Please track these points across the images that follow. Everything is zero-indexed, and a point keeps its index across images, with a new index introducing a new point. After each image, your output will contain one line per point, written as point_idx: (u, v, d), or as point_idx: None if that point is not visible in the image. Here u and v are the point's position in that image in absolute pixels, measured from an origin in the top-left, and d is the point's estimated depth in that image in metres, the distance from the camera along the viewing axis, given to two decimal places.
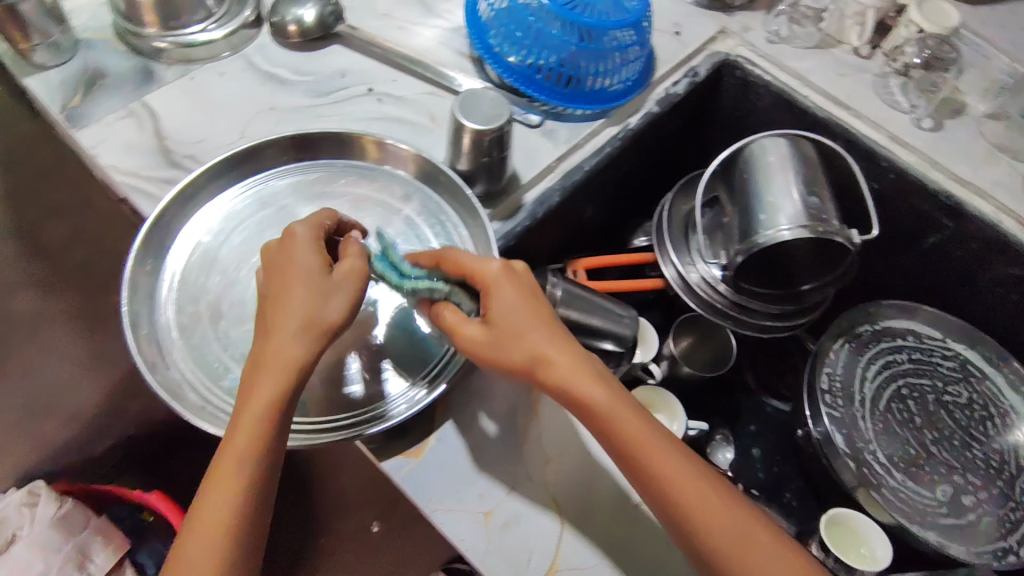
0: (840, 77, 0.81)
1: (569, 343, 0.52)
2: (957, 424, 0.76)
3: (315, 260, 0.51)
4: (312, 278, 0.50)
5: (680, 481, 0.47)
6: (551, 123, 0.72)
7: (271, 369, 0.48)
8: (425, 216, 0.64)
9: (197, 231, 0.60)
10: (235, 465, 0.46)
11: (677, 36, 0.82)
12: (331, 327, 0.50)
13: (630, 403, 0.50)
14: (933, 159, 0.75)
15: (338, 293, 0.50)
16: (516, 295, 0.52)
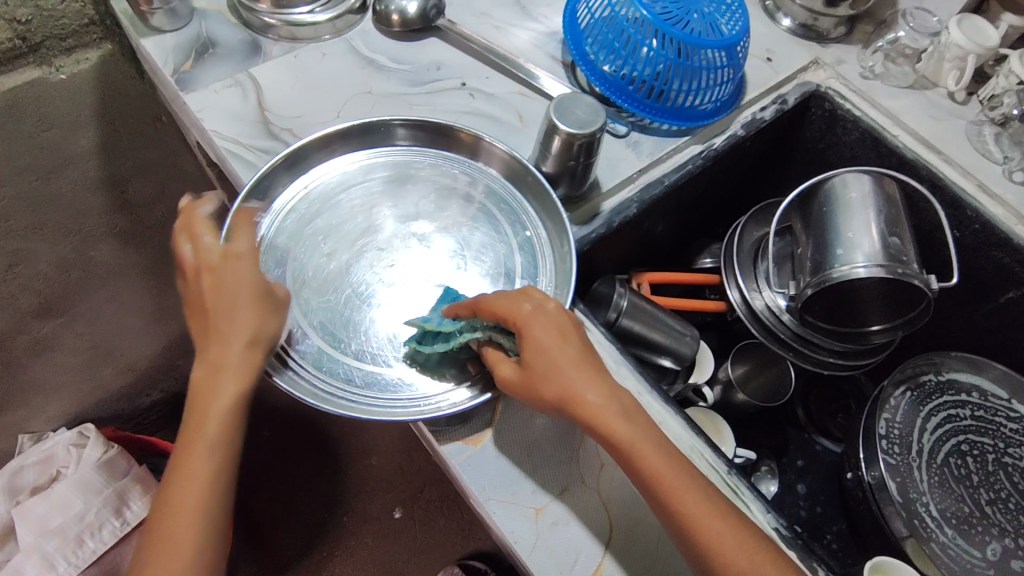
0: (932, 120, 0.80)
1: (599, 384, 0.49)
2: (1015, 487, 0.74)
3: (255, 275, 0.52)
4: (254, 288, 0.51)
5: (703, 526, 0.45)
6: (637, 134, 0.73)
7: (228, 371, 0.50)
8: (505, 211, 0.66)
9: (291, 199, 0.63)
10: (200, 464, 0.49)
11: (769, 63, 0.82)
12: (275, 336, 0.52)
13: (656, 438, 0.48)
14: (1021, 214, 0.73)
15: (275, 303, 0.53)
16: (544, 334, 0.49)
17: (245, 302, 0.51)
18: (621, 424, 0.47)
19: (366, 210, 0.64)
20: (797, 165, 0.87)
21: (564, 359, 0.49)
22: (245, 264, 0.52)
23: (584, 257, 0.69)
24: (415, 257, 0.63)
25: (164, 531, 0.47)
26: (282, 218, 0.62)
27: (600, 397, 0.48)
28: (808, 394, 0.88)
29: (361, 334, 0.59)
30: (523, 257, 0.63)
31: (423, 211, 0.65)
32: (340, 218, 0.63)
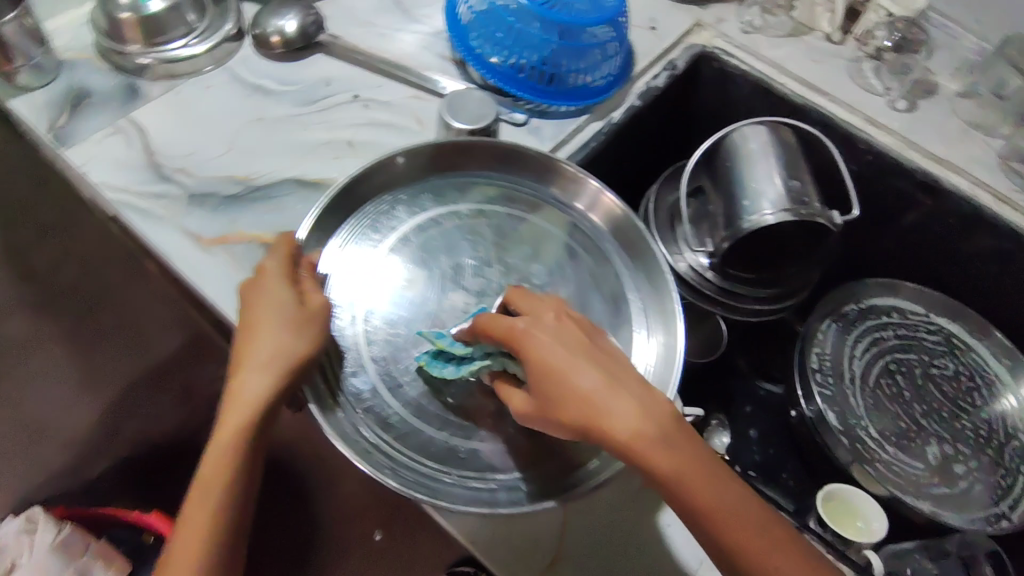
0: (813, 63, 0.83)
1: (635, 405, 0.48)
2: (945, 396, 0.78)
3: (287, 291, 0.53)
4: (285, 311, 0.52)
5: (756, 548, 0.44)
6: (536, 121, 0.73)
7: (241, 394, 0.51)
8: (584, 252, 0.65)
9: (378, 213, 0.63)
10: (210, 479, 0.51)
11: (654, 31, 0.83)
12: (296, 354, 0.51)
13: (700, 459, 0.47)
14: (908, 139, 0.78)
15: (307, 326, 0.52)
16: (563, 354, 0.49)
17: (270, 325, 0.52)
18: (664, 451, 0.46)
19: (449, 228, 0.63)
20: (698, 127, 0.89)
21: (592, 383, 0.48)
22: (271, 282, 0.54)
23: None
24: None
25: (174, 547, 0.50)
26: (376, 235, 0.62)
27: (643, 423, 0.47)
28: (747, 343, 0.91)
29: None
30: (595, 301, 0.62)
31: (499, 233, 0.64)
32: (430, 245, 0.62)
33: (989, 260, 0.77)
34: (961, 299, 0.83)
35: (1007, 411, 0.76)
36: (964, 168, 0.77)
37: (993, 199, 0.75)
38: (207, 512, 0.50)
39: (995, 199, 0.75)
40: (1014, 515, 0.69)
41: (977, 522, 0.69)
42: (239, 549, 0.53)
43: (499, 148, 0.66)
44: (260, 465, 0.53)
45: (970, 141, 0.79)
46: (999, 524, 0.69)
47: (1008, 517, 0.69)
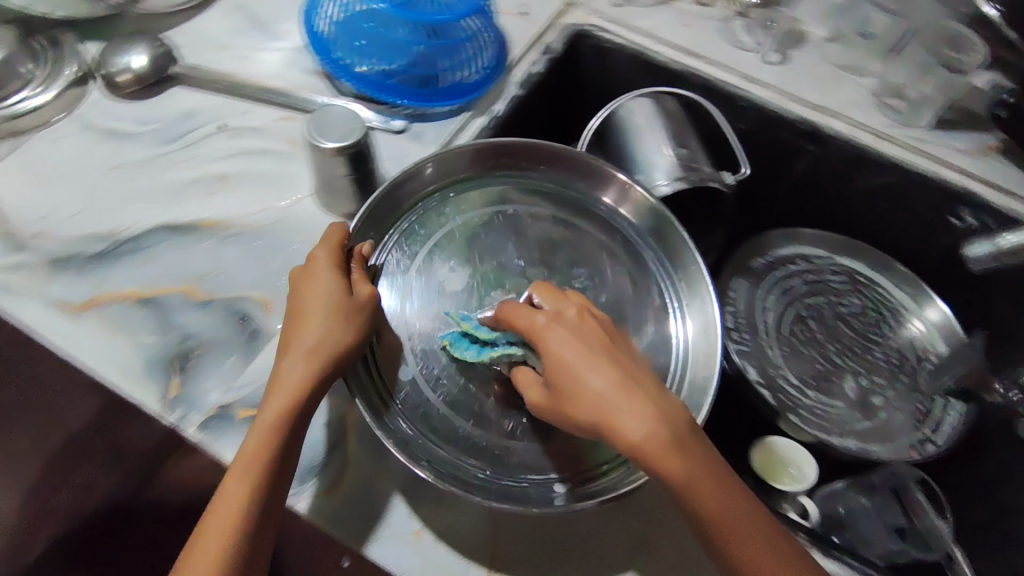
0: (686, 28, 0.83)
1: (649, 409, 0.46)
2: (856, 331, 0.81)
3: (336, 280, 0.52)
4: (333, 300, 0.51)
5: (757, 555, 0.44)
6: (417, 125, 0.70)
7: (282, 384, 0.48)
8: (615, 242, 0.64)
9: (419, 207, 0.63)
10: (241, 474, 0.46)
11: (525, 16, 0.82)
12: (341, 344, 0.49)
13: (710, 467, 0.46)
14: (785, 91, 0.79)
15: (352, 315, 0.51)
16: (579, 351, 0.48)
17: (316, 312, 0.50)
18: (676, 455, 0.44)
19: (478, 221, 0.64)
20: (585, 105, 0.89)
21: (607, 384, 0.46)
22: (317, 271, 0.52)
23: None
24: (210, 320, 0.57)
25: (199, 541, 0.44)
26: (416, 229, 0.62)
27: (658, 430, 0.45)
28: None
29: (173, 410, 0.52)
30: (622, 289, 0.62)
31: (526, 224, 0.64)
32: (462, 243, 0.62)
33: (879, 196, 0.80)
34: (857, 236, 0.86)
35: (914, 336, 0.80)
36: (841, 111, 0.79)
37: (873, 137, 0.77)
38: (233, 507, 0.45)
39: (874, 136, 0.77)
40: (937, 437, 0.72)
41: (903, 448, 0.72)
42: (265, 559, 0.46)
43: (531, 147, 0.64)
44: (294, 466, 0.48)
45: (844, 84, 0.81)
46: (924, 449, 0.72)
47: (931, 441, 0.72)
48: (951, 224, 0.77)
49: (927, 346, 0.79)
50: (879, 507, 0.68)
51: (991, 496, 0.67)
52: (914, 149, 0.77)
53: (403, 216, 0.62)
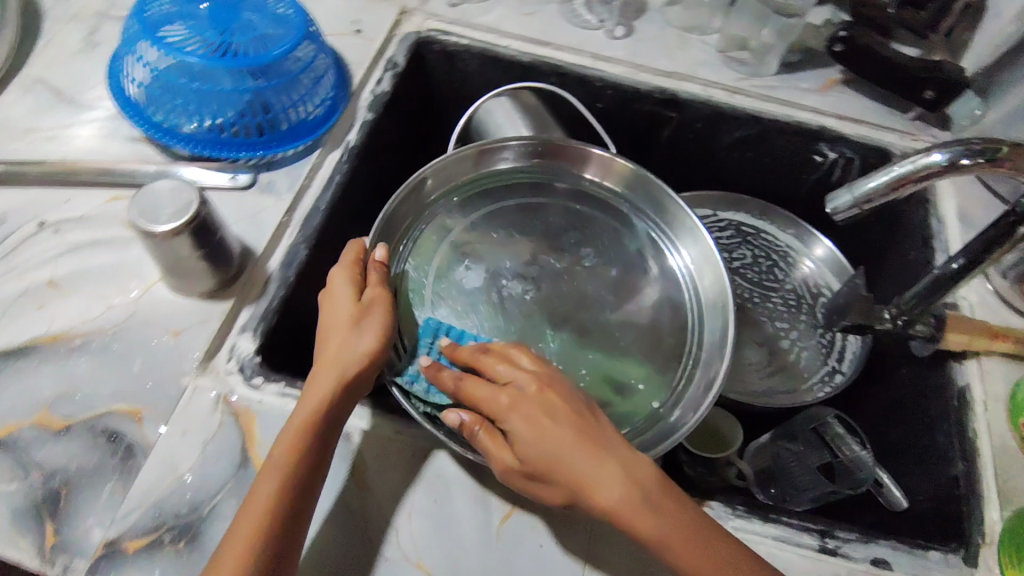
0: (528, 17, 0.81)
1: (621, 482, 0.45)
2: (754, 282, 0.84)
3: (354, 289, 0.54)
4: (352, 307, 0.53)
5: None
6: (266, 175, 0.65)
7: (314, 386, 0.50)
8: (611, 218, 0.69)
9: (431, 212, 0.66)
10: (271, 471, 0.46)
11: (360, 34, 0.77)
12: (367, 344, 0.51)
13: (687, 527, 0.46)
14: (636, 64, 0.79)
15: (369, 320, 0.52)
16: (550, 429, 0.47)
17: (336, 321, 0.53)
18: (648, 518, 0.45)
19: (486, 217, 0.68)
20: (444, 113, 0.85)
21: (582, 463, 0.46)
22: (340, 284, 0.55)
23: (288, 331, 0.60)
24: (74, 448, 0.51)
25: (228, 539, 0.45)
26: (434, 233, 0.65)
27: (630, 503, 0.45)
28: None
29: (53, 562, 0.47)
30: (624, 257, 0.68)
31: (528, 213, 0.69)
32: (478, 240, 0.67)
33: (744, 148, 0.81)
34: (737, 189, 0.88)
35: (807, 275, 0.83)
36: (693, 74, 0.79)
37: (727, 94, 0.78)
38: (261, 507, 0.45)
39: (728, 92, 0.79)
40: (844, 366, 0.77)
41: (816, 388, 0.76)
42: (292, 564, 0.46)
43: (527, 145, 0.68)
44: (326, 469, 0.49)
45: (690, 46, 0.81)
46: (834, 380, 0.76)
47: (840, 371, 0.77)
48: (815, 160, 0.80)
49: (821, 283, 0.82)
50: (808, 449, 0.71)
51: (902, 412, 0.70)
52: (768, 98, 0.79)
53: (420, 223, 0.65)
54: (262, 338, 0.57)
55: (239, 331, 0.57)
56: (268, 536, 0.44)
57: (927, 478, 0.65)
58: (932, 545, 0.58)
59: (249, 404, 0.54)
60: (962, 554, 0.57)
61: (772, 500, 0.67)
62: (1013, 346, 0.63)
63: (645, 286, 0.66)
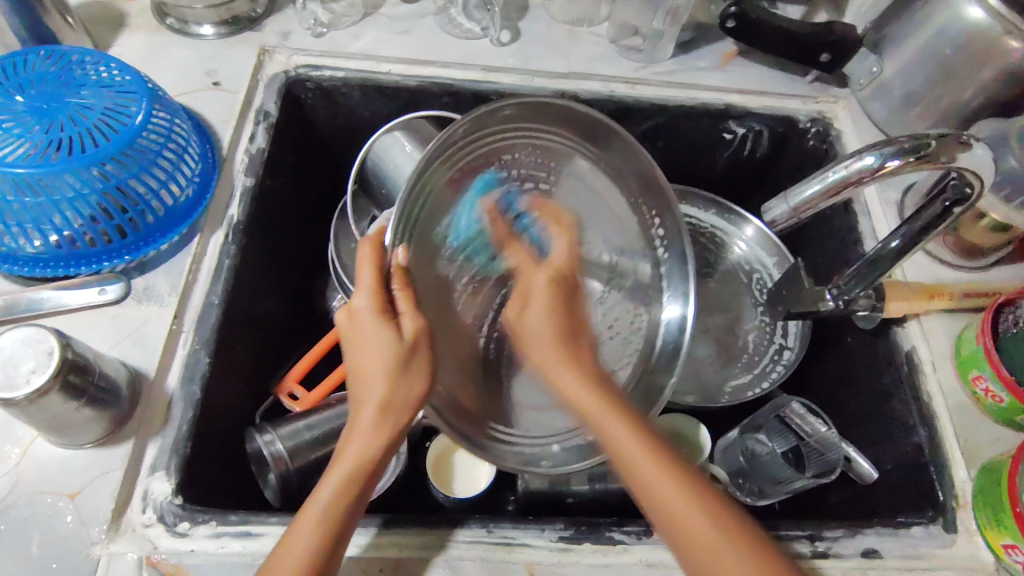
0: (404, 35, 0.74)
1: (580, 372, 0.51)
2: (687, 270, 0.81)
3: (388, 326, 0.45)
4: (393, 338, 0.45)
5: (690, 528, 0.43)
6: (141, 280, 0.57)
7: (361, 428, 0.45)
8: (617, 208, 0.59)
9: (479, 169, 0.53)
10: (314, 509, 0.43)
11: (219, 86, 0.67)
12: (415, 392, 0.45)
13: (666, 455, 0.46)
14: (530, 71, 0.74)
15: (417, 361, 0.45)
16: (540, 313, 0.53)
17: (375, 360, 0.45)
18: (614, 423, 0.47)
19: (519, 184, 0.56)
20: (335, 154, 0.77)
21: (583, 395, 0.49)
22: (372, 318, 0.46)
23: (204, 454, 0.53)
24: None
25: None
26: (470, 200, 0.53)
27: (584, 393, 0.49)
28: None
29: None
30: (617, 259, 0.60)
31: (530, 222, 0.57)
32: (504, 214, 0.55)
33: (654, 138, 0.78)
34: None
35: (738, 254, 0.81)
36: (590, 71, 0.75)
37: (628, 86, 0.75)
38: (309, 524, 0.43)
39: (629, 85, 0.75)
40: (793, 342, 0.75)
41: (769, 370, 0.75)
42: None
43: (577, 119, 0.55)
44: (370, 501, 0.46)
45: (581, 41, 0.77)
46: (784, 358, 0.75)
47: (789, 348, 0.75)
48: (725, 138, 0.78)
49: (754, 260, 0.80)
50: (774, 440, 0.70)
51: (855, 382, 0.70)
52: (670, 85, 0.75)
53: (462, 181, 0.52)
54: (178, 475, 0.50)
55: (148, 473, 0.49)
56: None
57: (891, 445, 0.64)
58: (912, 519, 0.58)
59: (177, 558, 0.47)
60: (941, 523, 0.57)
61: (752, 499, 0.67)
62: (951, 302, 0.64)
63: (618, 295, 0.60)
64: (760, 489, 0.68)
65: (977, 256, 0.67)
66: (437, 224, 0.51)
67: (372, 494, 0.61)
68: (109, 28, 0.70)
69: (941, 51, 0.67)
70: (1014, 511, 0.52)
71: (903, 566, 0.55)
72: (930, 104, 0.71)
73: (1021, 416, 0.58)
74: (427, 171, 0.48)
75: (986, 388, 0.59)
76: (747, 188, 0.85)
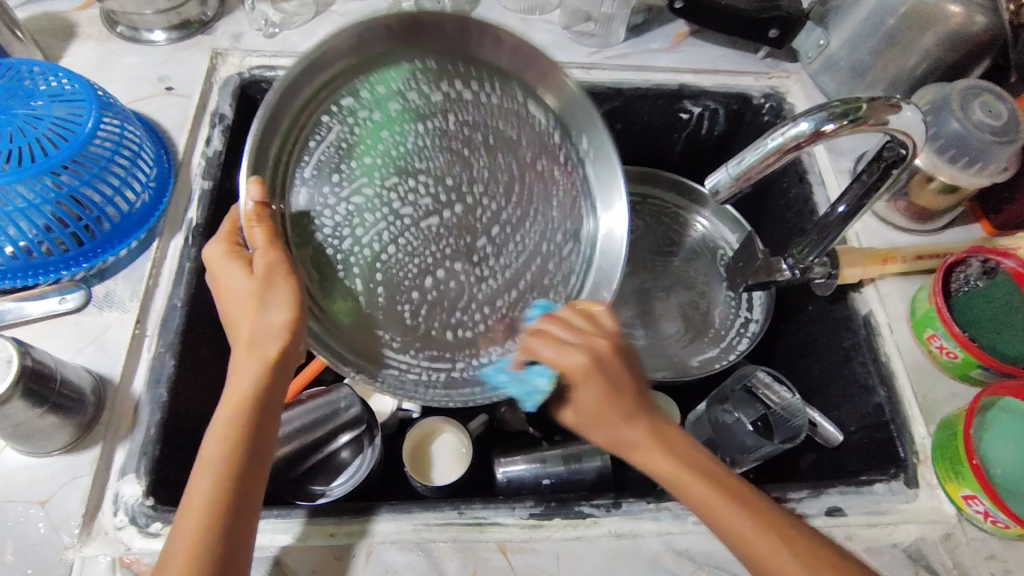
0: None
1: (607, 391, 0.48)
2: (653, 250, 0.82)
3: (239, 274, 0.46)
4: (246, 278, 0.46)
5: (765, 554, 0.44)
6: (101, 287, 0.57)
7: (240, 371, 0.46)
8: (525, 114, 0.58)
9: (337, 101, 0.53)
10: (205, 448, 0.44)
11: (171, 92, 0.68)
12: (281, 326, 0.45)
13: (688, 457, 0.47)
14: None
15: (272, 294, 0.45)
16: (595, 388, 0.48)
17: (237, 305, 0.47)
18: (588, 394, 0.48)
19: (406, 108, 0.55)
20: None
21: (591, 392, 0.47)
22: (234, 272, 0.47)
23: (172, 454, 0.53)
24: None
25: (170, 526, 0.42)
26: (338, 133, 0.53)
27: (592, 391, 0.47)
28: None
29: None
30: (534, 162, 0.59)
31: (444, 164, 0.57)
32: (393, 146, 0.55)
33: (612, 121, 0.79)
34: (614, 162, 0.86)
35: (702, 232, 0.83)
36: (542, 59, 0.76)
37: (581, 71, 0.76)
38: (205, 468, 0.43)
39: (582, 69, 0.76)
40: (757, 314, 0.77)
41: (735, 343, 0.76)
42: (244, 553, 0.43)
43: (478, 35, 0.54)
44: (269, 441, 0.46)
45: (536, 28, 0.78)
46: (749, 330, 0.76)
47: (753, 320, 0.77)
48: (682, 118, 0.79)
49: (717, 238, 0.82)
50: (741, 409, 0.70)
51: (817, 347, 0.71)
52: (624, 68, 0.77)
53: (324, 108, 0.52)
54: (148, 477, 0.50)
55: (118, 477, 0.50)
56: (210, 531, 0.41)
57: (853, 407, 0.66)
58: (874, 477, 0.59)
59: (150, 558, 0.47)
60: (902, 478, 0.58)
61: (726, 469, 0.68)
62: (903, 265, 0.65)
63: (564, 195, 0.60)
64: (731, 459, 0.69)
65: (928, 220, 0.68)
66: (297, 146, 0.51)
67: (351, 486, 0.60)
68: (60, 39, 0.70)
69: (886, 20, 0.69)
70: (970, 461, 0.54)
71: (867, 522, 0.56)
72: (879, 73, 0.72)
73: (975, 369, 0.59)
74: (278, 110, 0.49)
75: (941, 346, 0.61)
76: (706, 167, 0.86)
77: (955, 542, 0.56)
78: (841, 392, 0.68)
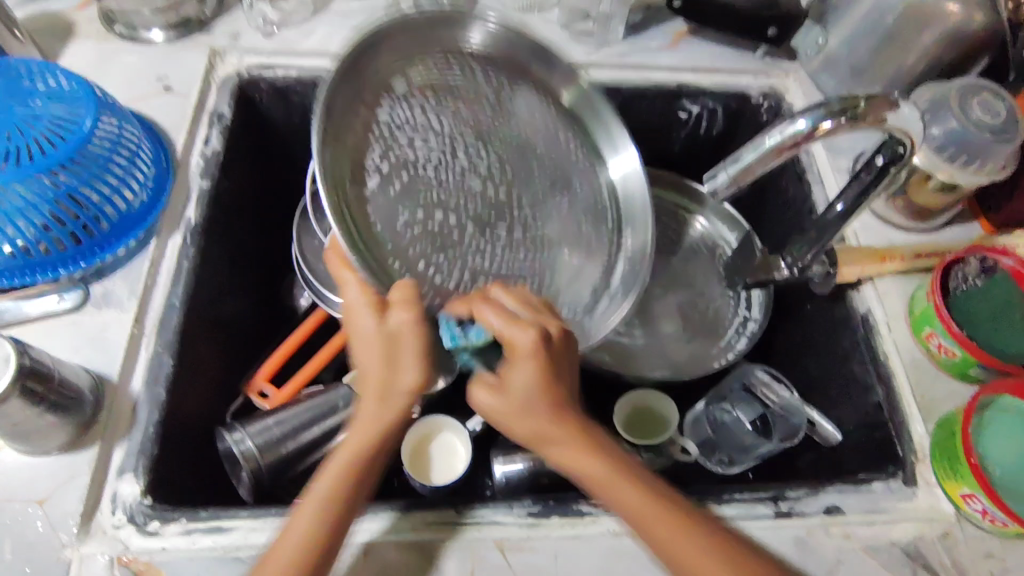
0: (355, 31, 0.74)
1: (551, 378, 0.48)
2: (652, 248, 0.82)
3: (370, 314, 0.48)
4: (378, 324, 0.48)
5: (681, 552, 0.45)
6: (100, 286, 0.57)
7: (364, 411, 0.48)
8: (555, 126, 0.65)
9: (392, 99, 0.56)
10: (318, 481, 0.46)
11: (169, 91, 0.67)
12: (410, 389, 0.48)
13: (609, 455, 0.48)
14: None
15: (409, 356, 0.48)
16: (536, 371, 0.48)
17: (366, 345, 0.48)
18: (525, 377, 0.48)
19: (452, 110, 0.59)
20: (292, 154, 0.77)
21: (536, 377, 0.48)
22: (365, 312, 0.48)
23: (171, 453, 0.53)
24: None
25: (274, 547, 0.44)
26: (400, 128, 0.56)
27: (530, 376, 0.48)
28: None
29: None
30: (567, 167, 0.64)
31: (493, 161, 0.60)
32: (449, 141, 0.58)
33: None
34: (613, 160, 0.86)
35: (701, 231, 0.82)
36: None
37: (580, 70, 0.76)
38: (314, 499, 0.45)
39: (580, 68, 0.76)
40: (756, 312, 0.77)
41: (734, 341, 0.76)
42: None
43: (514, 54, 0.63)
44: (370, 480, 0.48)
45: (534, 27, 0.78)
46: (748, 329, 0.76)
47: (752, 318, 0.77)
48: (681, 117, 0.79)
49: (716, 236, 0.82)
50: (740, 408, 0.70)
51: (815, 346, 0.72)
52: (623, 66, 0.77)
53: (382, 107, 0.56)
54: (146, 475, 0.50)
55: (117, 475, 0.50)
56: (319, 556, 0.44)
57: (852, 406, 0.66)
58: (872, 475, 0.59)
59: (148, 556, 0.47)
60: (901, 477, 0.58)
61: (724, 468, 0.68)
62: (902, 264, 0.65)
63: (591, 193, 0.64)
64: (729, 458, 0.69)
65: (927, 219, 0.68)
66: (363, 131, 0.54)
67: None
68: (58, 38, 0.70)
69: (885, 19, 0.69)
70: (970, 462, 0.54)
71: (865, 520, 0.56)
72: (877, 72, 0.72)
73: (974, 368, 0.59)
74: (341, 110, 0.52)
75: (939, 345, 0.61)
76: (704, 165, 0.86)
77: (952, 540, 0.56)
78: (839, 391, 0.68)
